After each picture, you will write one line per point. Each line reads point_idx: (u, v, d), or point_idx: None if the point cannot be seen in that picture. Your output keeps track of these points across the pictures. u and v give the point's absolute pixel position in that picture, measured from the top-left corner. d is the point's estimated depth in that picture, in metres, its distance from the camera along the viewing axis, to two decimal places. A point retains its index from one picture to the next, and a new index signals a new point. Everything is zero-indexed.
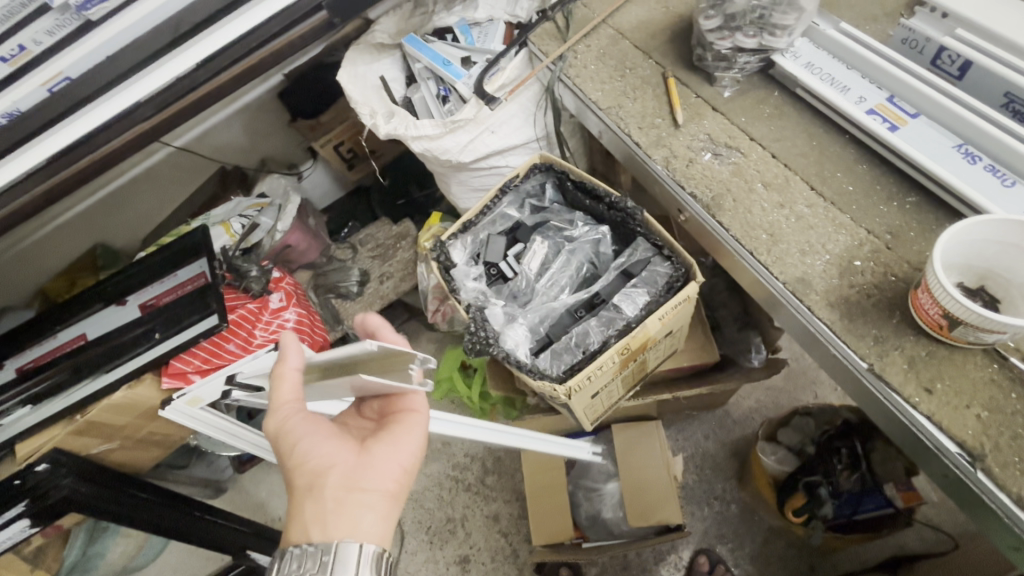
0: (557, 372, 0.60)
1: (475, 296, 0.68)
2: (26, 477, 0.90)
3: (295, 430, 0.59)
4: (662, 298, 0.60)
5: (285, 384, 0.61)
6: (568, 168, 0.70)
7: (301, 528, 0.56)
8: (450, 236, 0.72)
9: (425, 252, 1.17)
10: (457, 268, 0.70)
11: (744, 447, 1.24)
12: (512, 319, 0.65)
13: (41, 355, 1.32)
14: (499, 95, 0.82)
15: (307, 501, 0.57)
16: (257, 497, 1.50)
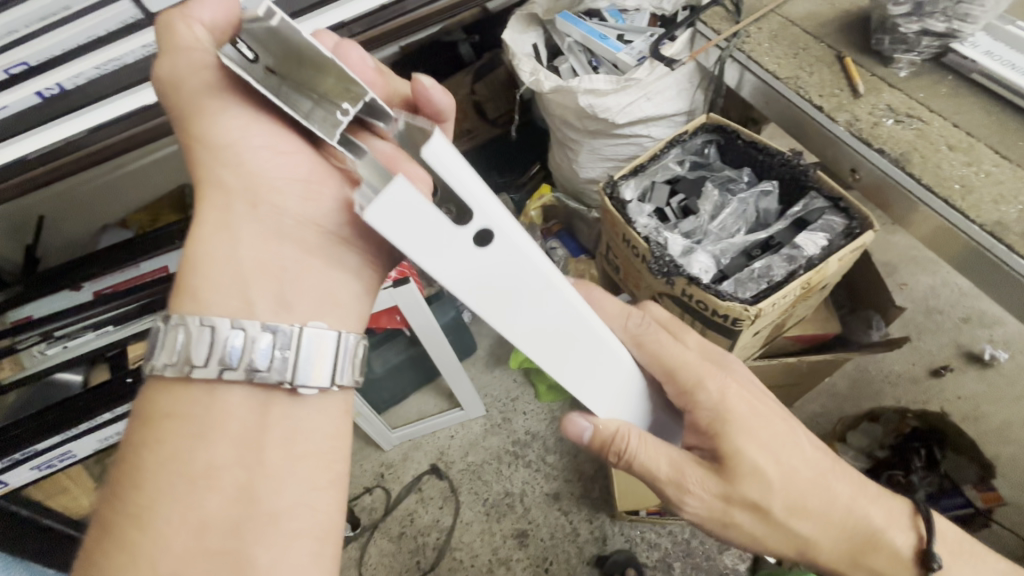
0: (746, 294, 0.67)
1: (650, 230, 0.74)
2: (141, 376, 0.90)
3: (218, 131, 0.51)
4: (842, 241, 0.68)
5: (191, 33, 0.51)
6: (740, 129, 0.80)
7: (226, 267, 0.49)
8: (623, 175, 0.80)
9: (529, 220, 1.25)
10: (632, 205, 0.78)
11: None
12: (690, 252, 0.73)
13: (122, 281, 1.27)
14: (679, 58, 0.91)
15: (236, 227, 0.50)
16: None
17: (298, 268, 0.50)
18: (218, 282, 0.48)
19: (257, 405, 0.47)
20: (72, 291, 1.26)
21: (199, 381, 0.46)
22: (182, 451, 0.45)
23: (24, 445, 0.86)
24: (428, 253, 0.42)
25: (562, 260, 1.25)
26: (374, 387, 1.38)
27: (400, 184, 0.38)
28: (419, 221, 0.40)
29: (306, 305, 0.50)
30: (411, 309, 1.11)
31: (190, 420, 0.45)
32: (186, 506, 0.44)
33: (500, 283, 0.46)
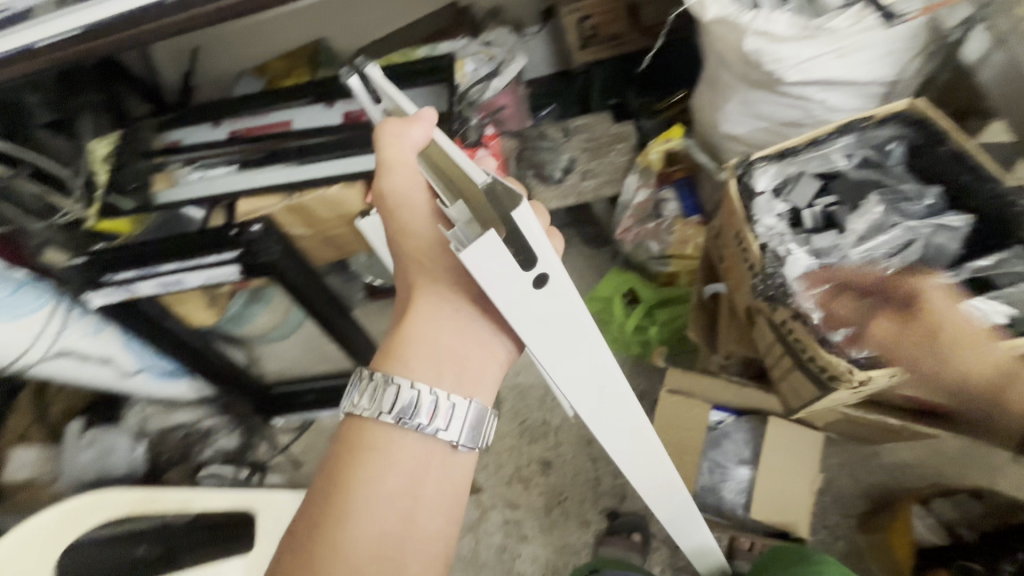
0: (864, 352, 0.70)
1: (771, 236, 0.79)
2: (243, 233, 0.98)
3: (424, 229, 0.56)
4: (1003, 329, 0.69)
5: (403, 151, 0.53)
6: (951, 135, 0.79)
7: (430, 351, 0.57)
8: (766, 156, 0.82)
9: (645, 164, 1.12)
10: (762, 199, 0.82)
11: (883, 498, 1.12)
12: (815, 276, 0.76)
13: (253, 126, 1.32)
14: (905, 12, 0.72)
15: (439, 316, 0.58)
16: (378, 328, 1.60)
17: (477, 356, 0.59)
18: (421, 362, 0.57)
19: (423, 453, 0.57)
20: (211, 126, 1.35)
21: (390, 426, 0.56)
22: (367, 478, 0.55)
23: (153, 265, 1.01)
24: (495, 285, 0.45)
25: (669, 217, 1.13)
26: None
27: (491, 237, 0.41)
28: (498, 266, 0.43)
29: (476, 382, 0.59)
30: None
31: (376, 454, 0.55)
32: (369, 518, 0.54)
33: (549, 322, 0.49)
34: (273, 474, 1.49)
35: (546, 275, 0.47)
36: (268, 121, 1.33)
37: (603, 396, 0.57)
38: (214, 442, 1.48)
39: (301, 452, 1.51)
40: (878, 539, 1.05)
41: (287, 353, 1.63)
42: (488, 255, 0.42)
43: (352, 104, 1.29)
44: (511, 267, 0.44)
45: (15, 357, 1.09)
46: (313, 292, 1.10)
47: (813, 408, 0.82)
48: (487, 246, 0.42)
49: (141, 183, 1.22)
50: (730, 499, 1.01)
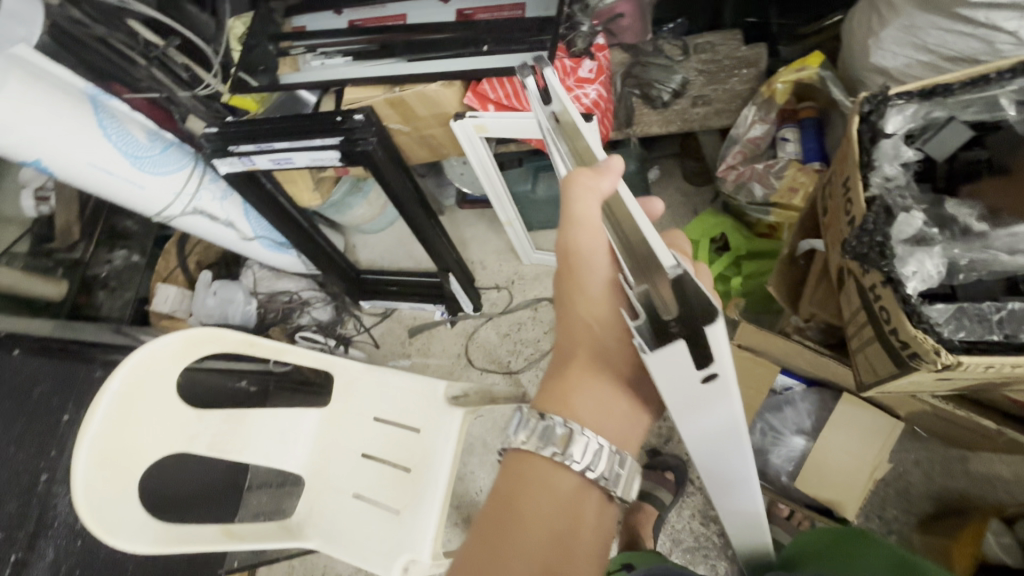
0: (951, 336, 0.64)
1: (883, 187, 0.71)
2: (346, 119, 1.04)
3: (604, 290, 0.56)
4: None
5: (588, 208, 0.49)
6: None
7: (589, 406, 0.59)
8: (908, 93, 0.71)
9: (767, 95, 0.98)
10: (888, 143, 0.72)
11: (958, 506, 1.02)
12: (925, 241, 0.68)
13: (370, 19, 1.20)
14: None
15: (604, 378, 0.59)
16: (462, 235, 1.65)
17: (630, 411, 0.61)
18: (586, 412, 0.59)
19: (573, 505, 0.56)
20: (334, 15, 1.25)
21: (546, 475, 0.56)
22: (533, 512, 0.55)
23: (268, 140, 1.11)
24: (668, 378, 0.45)
25: (784, 159, 1.00)
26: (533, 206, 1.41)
27: (678, 347, 0.41)
28: (677, 369, 0.43)
29: (624, 436, 0.61)
30: None
31: (545, 488, 0.56)
32: (526, 573, 0.53)
33: (705, 407, 0.49)
34: (353, 348, 1.66)
35: (719, 375, 0.44)
36: (386, 13, 1.20)
37: (721, 451, 0.56)
38: (310, 312, 1.67)
39: (378, 336, 1.66)
40: (937, 545, 0.95)
41: (379, 244, 1.75)
42: (672, 361, 0.42)
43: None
44: (688, 367, 0.43)
45: (162, 208, 1.29)
46: (402, 188, 1.16)
47: (884, 388, 0.75)
48: (669, 353, 0.41)
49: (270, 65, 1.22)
50: (777, 464, 0.97)
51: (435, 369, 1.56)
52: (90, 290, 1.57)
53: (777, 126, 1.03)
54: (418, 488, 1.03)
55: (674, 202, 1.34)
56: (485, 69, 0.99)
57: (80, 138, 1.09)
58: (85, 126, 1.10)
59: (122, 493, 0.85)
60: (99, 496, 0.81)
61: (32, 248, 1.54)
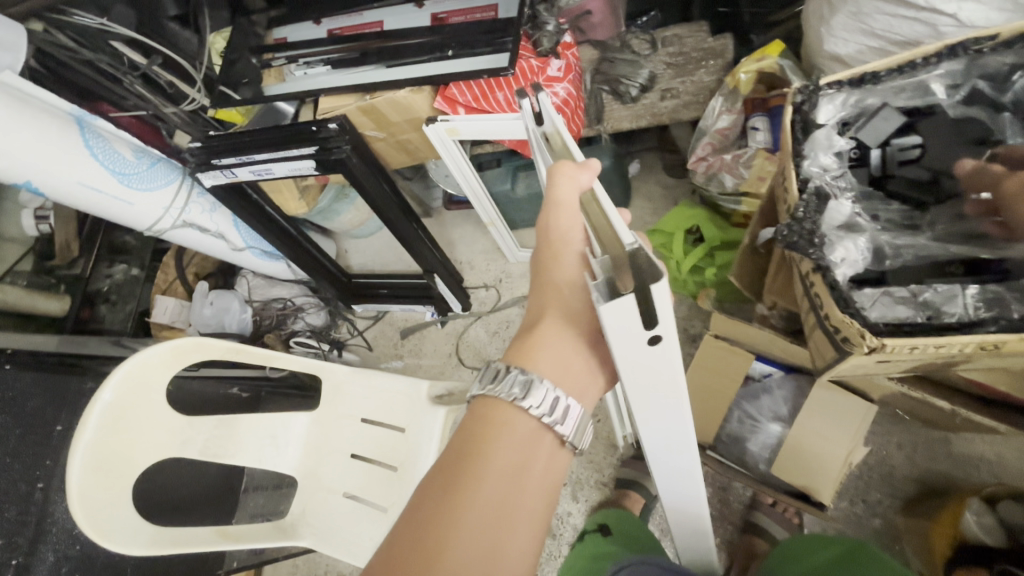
0: (876, 321, 0.66)
1: (817, 177, 0.73)
2: (320, 129, 1.06)
3: (573, 266, 0.53)
4: None
5: (564, 189, 0.49)
6: None
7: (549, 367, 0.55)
8: (835, 84, 0.75)
9: (733, 85, 0.98)
10: (820, 132, 0.74)
11: (943, 487, 1.01)
12: (855, 227, 0.72)
13: (349, 26, 1.21)
14: None
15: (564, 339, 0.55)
16: (450, 236, 1.67)
17: (591, 378, 0.57)
18: (547, 368, 0.54)
19: (530, 444, 0.54)
20: (313, 25, 1.26)
21: (505, 407, 0.53)
22: (487, 452, 0.52)
23: (246, 152, 1.13)
24: (615, 341, 0.41)
25: (754, 147, 0.99)
26: (515, 205, 1.43)
27: (626, 299, 0.38)
28: (619, 327, 0.40)
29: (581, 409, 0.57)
30: None
31: (503, 429, 0.53)
32: (473, 510, 0.50)
33: (655, 386, 0.46)
34: (348, 352, 1.69)
35: (665, 342, 0.41)
36: (362, 20, 1.20)
37: (671, 443, 0.52)
38: (304, 317, 1.71)
39: (372, 338, 1.69)
40: (919, 526, 0.97)
41: (370, 248, 1.78)
42: (615, 317, 0.39)
43: (442, 3, 1.15)
44: (634, 329, 0.40)
45: (153, 222, 1.32)
46: (380, 193, 1.18)
47: (837, 373, 0.77)
48: (618, 309, 0.39)
49: (252, 78, 1.24)
50: (753, 451, 0.99)
51: (427, 368, 1.58)
52: (92, 303, 1.60)
53: (746, 115, 1.01)
54: (404, 485, 1.06)
55: (654, 195, 1.35)
56: (449, 73, 1.01)
57: (68, 159, 1.12)
58: (72, 146, 1.12)
59: (118, 497, 0.88)
60: (94, 498, 0.84)
61: (36, 266, 1.59)
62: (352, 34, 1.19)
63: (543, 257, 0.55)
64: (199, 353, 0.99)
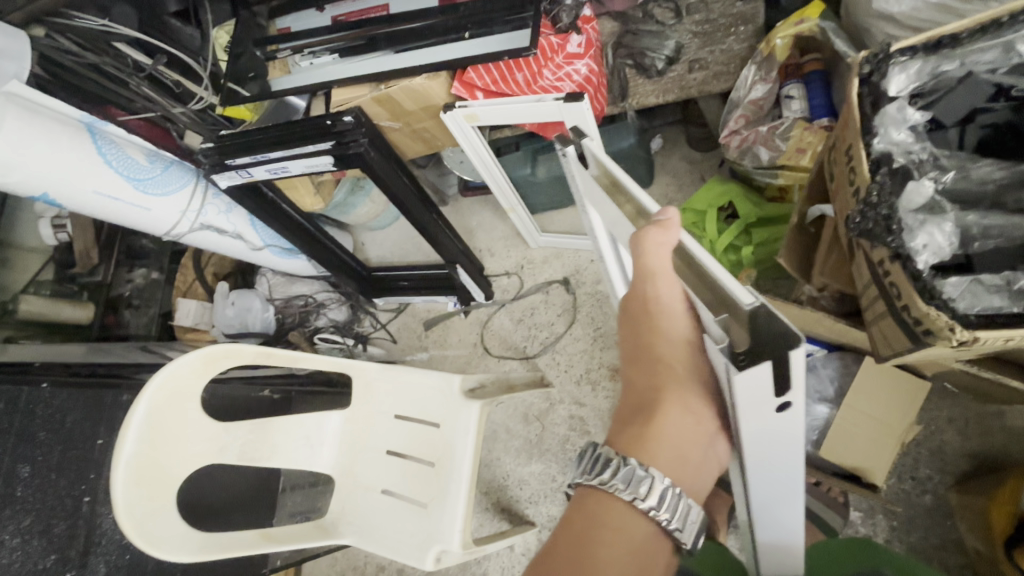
0: (966, 312, 0.63)
1: (890, 152, 0.71)
2: (336, 122, 1.03)
3: (682, 328, 0.61)
4: None
5: (659, 256, 0.57)
6: None
7: (669, 447, 0.60)
8: (910, 50, 0.72)
9: (767, 53, 0.95)
10: (891, 104, 0.72)
11: (996, 461, 0.99)
12: (936, 209, 0.69)
13: (353, 11, 1.16)
14: None
15: (682, 411, 0.60)
16: (468, 223, 1.64)
17: (707, 449, 0.61)
18: (667, 450, 0.60)
19: (646, 546, 0.58)
20: (317, 12, 1.22)
21: (621, 506, 0.58)
22: (609, 558, 0.56)
23: (262, 150, 1.10)
24: (748, 399, 0.48)
25: (790, 118, 0.96)
26: (536, 190, 1.39)
27: (764, 366, 0.45)
28: (756, 390, 0.47)
29: (693, 474, 0.61)
30: (580, 131, 1.00)
31: (619, 534, 0.58)
32: None
33: (770, 434, 0.53)
34: (372, 346, 1.68)
35: (793, 403, 0.48)
36: (365, 5, 1.16)
37: (771, 471, 0.58)
38: (327, 313, 1.70)
39: (395, 331, 1.68)
40: (974, 503, 0.92)
41: (387, 240, 1.75)
42: (756, 378, 0.46)
43: None
44: (768, 389, 0.47)
45: (170, 226, 1.31)
46: (401, 187, 1.15)
47: (900, 358, 0.74)
48: (757, 374, 0.45)
49: (258, 72, 1.19)
50: (801, 433, 0.97)
51: (453, 360, 1.57)
52: (116, 309, 1.60)
53: (781, 83, 0.98)
54: (443, 480, 1.05)
55: (680, 171, 1.30)
56: (465, 57, 0.97)
57: (80, 167, 1.10)
58: (84, 155, 1.10)
59: (163, 504, 0.88)
60: (141, 509, 0.84)
61: (57, 274, 1.58)
62: (357, 19, 1.14)
63: (647, 325, 0.62)
64: (230, 360, 0.97)
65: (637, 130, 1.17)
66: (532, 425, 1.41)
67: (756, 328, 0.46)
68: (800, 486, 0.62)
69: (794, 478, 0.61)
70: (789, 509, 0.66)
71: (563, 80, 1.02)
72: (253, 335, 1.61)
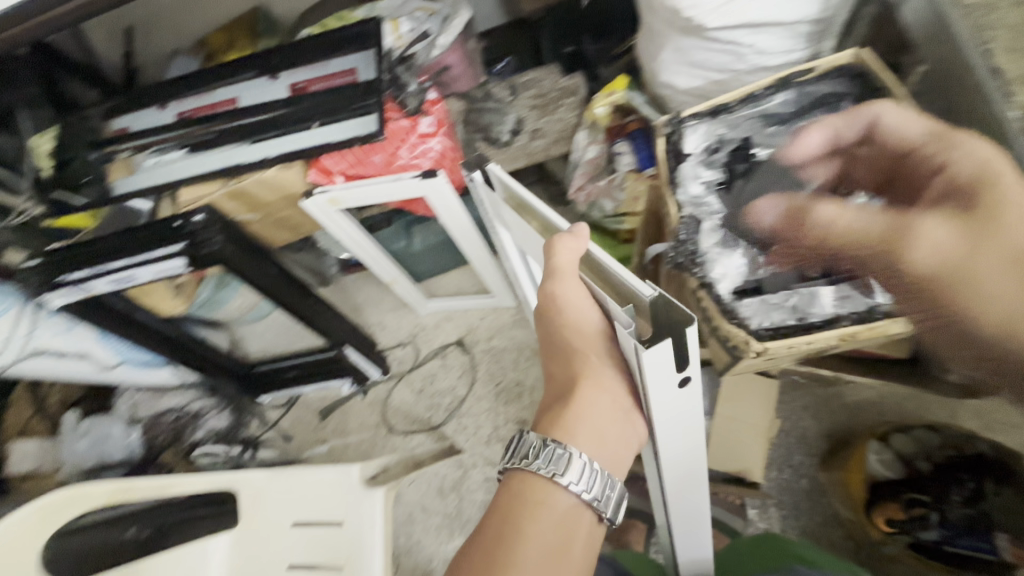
0: (757, 327, 0.77)
1: (691, 202, 0.85)
2: (185, 223, 0.98)
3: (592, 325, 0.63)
4: None
5: (566, 258, 0.59)
6: (883, 81, 0.82)
7: (588, 430, 0.62)
8: (698, 114, 0.88)
9: (591, 119, 1.10)
10: (687, 163, 0.87)
11: (845, 435, 1.14)
12: (728, 244, 0.82)
13: (198, 108, 1.14)
14: None
15: (598, 396, 0.62)
16: (354, 300, 1.61)
17: (625, 428, 0.63)
18: (586, 433, 0.62)
19: (571, 518, 0.58)
20: (157, 111, 1.17)
21: (542, 481, 0.58)
22: (528, 537, 0.56)
23: (99, 262, 1.00)
24: (652, 382, 0.52)
25: (622, 172, 1.09)
26: (415, 260, 1.41)
27: (664, 344, 0.47)
28: (654, 373, 0.51)
29: (615, 453, 0.63)
30: (442, 205, 1.05)
31: (541, 509, 0.57)
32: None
33: (674, 426, 0.59)
34: (264, 449, 1.54)
35: (692, 378, 0.52)
36: (214, 100, 1.15)
37: (682, 444, 0.63)
38: (205, 423, 1.53)
39: (289, 425, 1.58)
40: (835, 478, 1.05)
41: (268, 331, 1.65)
42: (658, 357, 0.49)
43: (299, 72, 1.12)
44: (669, 368, 0.50)
45: None
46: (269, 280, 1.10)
47: (735, 371, 0.87)
48: (659, 353, 0.48)
49: (95, 175, 1.11)
50: None
51: (356, 447, 1.48)
52: None
53: (610, 143, 1.11)
54: None
55: None
56: (319, 146, 0.99)
57: None
58: None
59: None
60: None
61: None
62: (202, 115, 1.12)
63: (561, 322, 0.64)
64: None
65: None
66: (448, 498, 1.35)
67: (658, 318, 0.49)
68: (704, 488, 0.72)
69: (700, 481, 0.70)
70: (703, 512, 0.76)
71: (420, 158, 1.07)
72: (114, 467, 1.38)
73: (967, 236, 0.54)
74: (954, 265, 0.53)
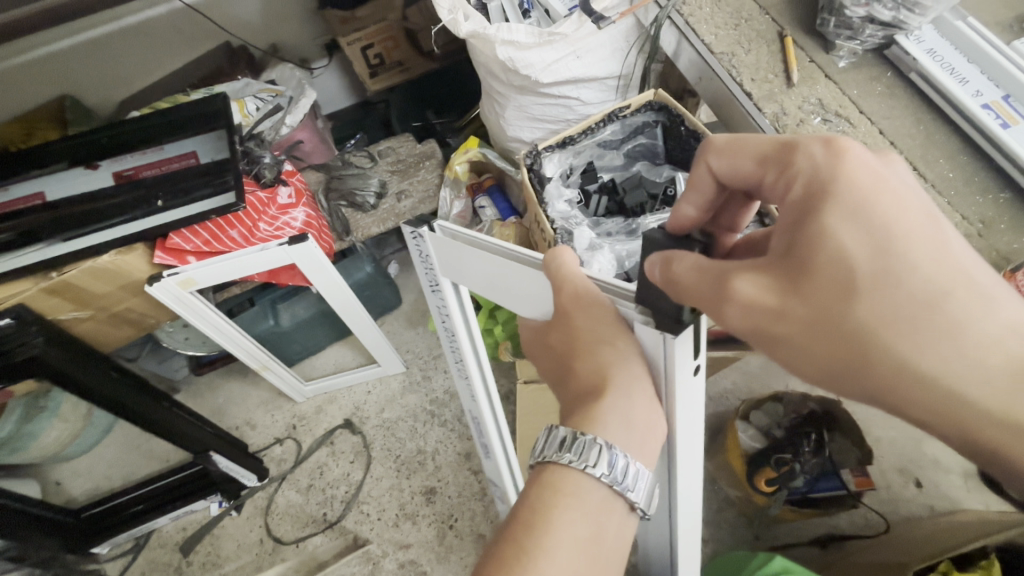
0: None
1: (560, 217, 0.92)
2: None
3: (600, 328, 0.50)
4: None
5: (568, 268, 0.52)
6: (682, 113, 0.91)
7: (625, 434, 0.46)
8: (549, 147, 0.94)
9: (453, 175, 1.19)
10: (549, 184, 0.93)
11: (718, 423, 1.29)
12: (596, 247, 0.89)
13: None
14: (608, 16, 0.87)
15: (636, 390, 0.48)
16: (215, 402, 1.43)
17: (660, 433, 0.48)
18: (620, 430, 0.46)
19: (602, 518, 0.45)
20: None
21: (568, 474, 0.46)
22: (553, 529, 0.44)
23: None
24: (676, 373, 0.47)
25: (489, 222, 1.15)
26: (286, 341, 1.31)
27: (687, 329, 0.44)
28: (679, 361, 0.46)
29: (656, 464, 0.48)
30: (313, 268, 1.02)
31: (569, 499, 0.45)
32: None
33: (689, 428, 0.52)
34: None
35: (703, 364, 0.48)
36: (13, 195, 1.00)
37: (694, 438, 0.54)
38: None
39: (139, 574, 1.27)
40: (721, 461, 1.18)
41: (102, 463, 1.36)
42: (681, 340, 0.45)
43: (122, 161, 1.03)
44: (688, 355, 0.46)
45: None
46: (108, 385, 0.93)
47: None
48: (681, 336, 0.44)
49: None
50: None
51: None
52: None
53: (472, 198, 1.20)
54: None
55: None
56: (166, 223, 0.92)
57: None
58: None
59: None
60: None
61: None
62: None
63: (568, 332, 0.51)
64: None
65: (372, 257, 1.26)
66: None
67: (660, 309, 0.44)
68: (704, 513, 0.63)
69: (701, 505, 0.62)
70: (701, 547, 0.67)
71: (282, 229, 1.03)
72: None
73: (775, 292, 0.36)
74: (760, 320, 0.36)
